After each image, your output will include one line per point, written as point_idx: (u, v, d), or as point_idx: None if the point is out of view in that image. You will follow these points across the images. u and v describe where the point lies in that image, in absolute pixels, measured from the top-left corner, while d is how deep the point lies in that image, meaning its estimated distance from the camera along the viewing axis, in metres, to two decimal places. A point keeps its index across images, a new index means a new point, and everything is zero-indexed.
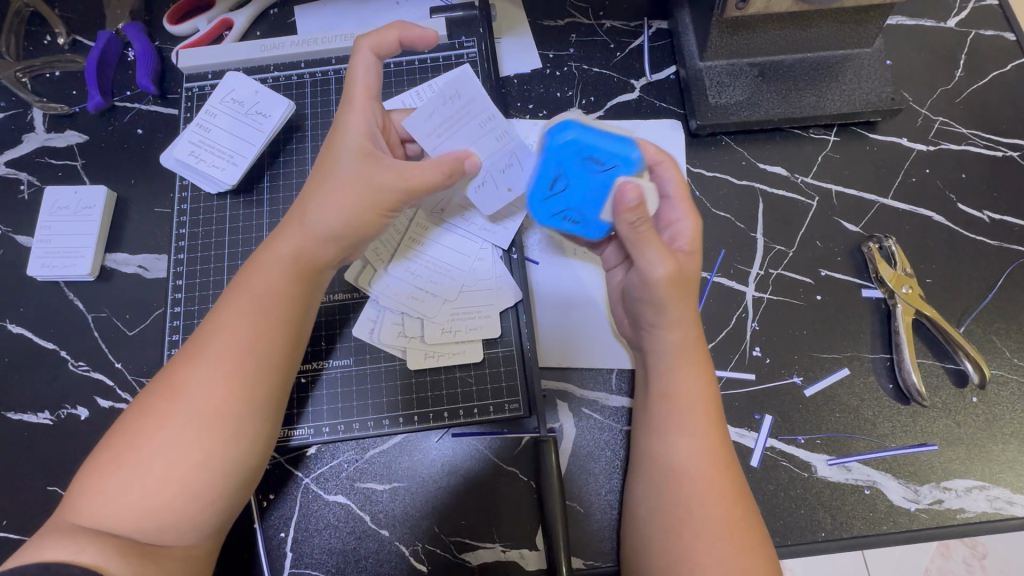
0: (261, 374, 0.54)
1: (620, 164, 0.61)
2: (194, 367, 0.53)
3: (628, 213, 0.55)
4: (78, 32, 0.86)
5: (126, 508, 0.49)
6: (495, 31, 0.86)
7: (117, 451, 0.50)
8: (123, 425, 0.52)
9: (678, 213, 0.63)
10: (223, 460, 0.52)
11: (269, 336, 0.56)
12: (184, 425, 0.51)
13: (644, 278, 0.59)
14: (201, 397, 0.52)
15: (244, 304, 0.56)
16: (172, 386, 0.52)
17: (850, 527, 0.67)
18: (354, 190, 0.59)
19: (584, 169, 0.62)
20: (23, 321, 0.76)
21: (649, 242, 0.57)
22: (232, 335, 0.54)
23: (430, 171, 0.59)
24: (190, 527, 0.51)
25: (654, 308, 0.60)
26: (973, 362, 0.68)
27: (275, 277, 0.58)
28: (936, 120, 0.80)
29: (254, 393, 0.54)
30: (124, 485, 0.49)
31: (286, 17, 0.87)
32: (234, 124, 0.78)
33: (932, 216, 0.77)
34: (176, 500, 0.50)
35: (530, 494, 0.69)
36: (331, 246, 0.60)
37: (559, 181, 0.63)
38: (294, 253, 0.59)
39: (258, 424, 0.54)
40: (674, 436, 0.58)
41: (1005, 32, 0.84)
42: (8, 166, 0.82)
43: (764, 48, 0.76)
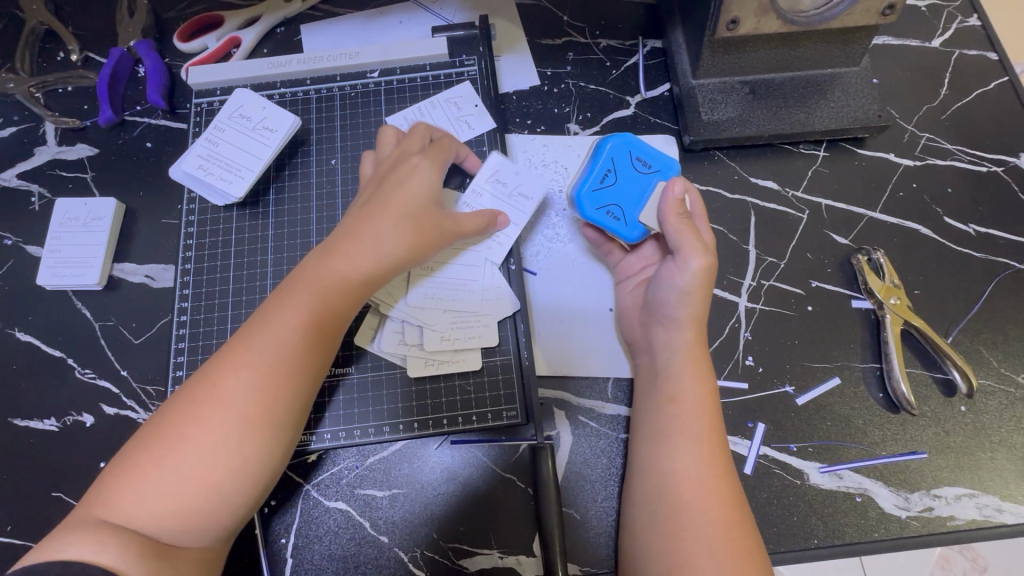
0: (305, 385, 0.57)
1: (660, 170, 0.70)
2: (239, 373, 0.54)
3: (675, 200, 0.66)
4: (91, 49, 0.89)
5: (157, 509, 0.50)
6: (495, 49, 0.89)
7: (156, 453, 0.51)
8: (161, 426, 0.53)
9: (699, 225, 0.68)
10: (258, 467, 0.54)
11: (309, 347, 0.57)
12: (225, 428, 0.53)
13: (682, 266, 0.64)
14: (242, 406, 0.53)
15: (288, 312, 0.58)
16: (216, 390, 0.54)
17: (842, 535, 0.68)
18: (371, 188, 0.67)
19: (631, 169, 0.70)
20: (32, 330, 0.78)
21: (689, 230, 0.64)
22: (275, 346, 0.56)
23: (426, 171, 0.68)
24: (213, 530, 0.52)
25: (684, 297, 0.64)
26: (960, 372, 0.70)
27: (320, 290, 0.59)
28: (922, 137, 0.83)
29: (295, 408, 0.56)
30: (163, 485, 0.51)
31: (293, 36, 0.90)
32: (242, 139, 0.80)
33: (919, 229, 0.79)
34: (211, 504, 0.51)
35: (528, 501, 0.70)
36: (376, 261, 0.62)
37: (610, 175, 0.70)
38: (341, 264, 0.61)
39: (292, 434, 0.56)
40: (679, 439, 0.60)
41: (988, 51, 0.87)
42: (21, 178, 0.84)
43: (754, 67, 0.78)
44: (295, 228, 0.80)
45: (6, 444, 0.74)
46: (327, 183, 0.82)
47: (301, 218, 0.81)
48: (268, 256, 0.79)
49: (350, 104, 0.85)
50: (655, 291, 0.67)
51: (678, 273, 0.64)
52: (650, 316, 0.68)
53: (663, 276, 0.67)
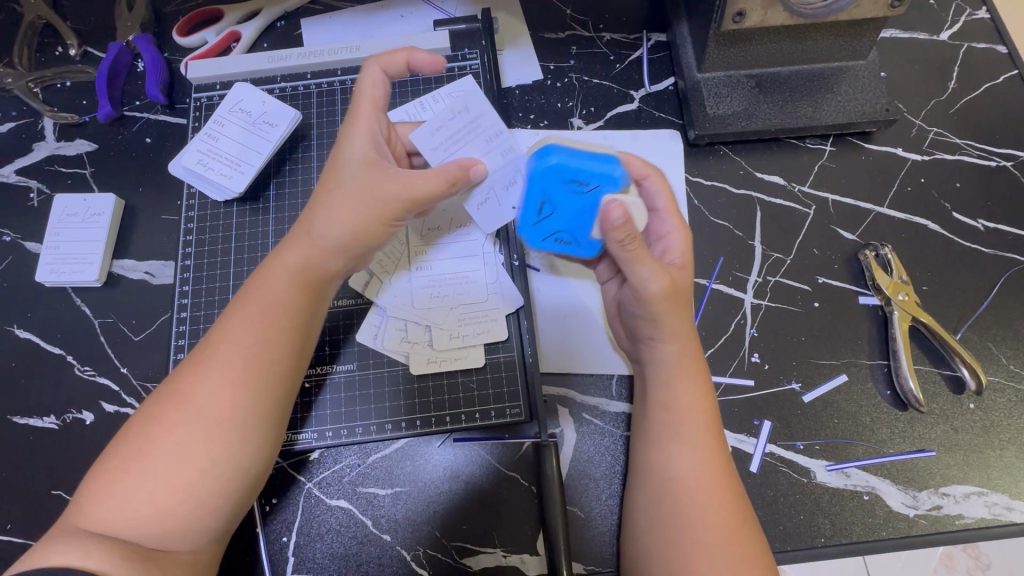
0: (270, 382, 0.55)
1: (601, 183, 0.59)
2: (201, 375, 0.54)
3: (619, 231, 0.55)
4: (89, 43, 0.88)
5: (133, 514, 0.49)
6: (497, 43, 0.88)
7: (127, 458, 0.51)
8: (132, 432, 0.53)
9: (668, 226, 0.64)
10: (230, 467, 0.52)
11: (273, 345, 0.56)
12: (189, 430, 0.52)
13: (637, 293, 0.59)
14: (207, 407, 0.52)
15: (254, 312, 0.56)
16: (181, 393, 0.53)
17: (849, 533, 0.67)
18: (358, 193, 0.59)
19: (569, 193, 0.60)
20: (30, 326, 0.77)
21: (639, 256, 0.57)
22: (239, 345, 0.55)
23: (430, 180, 0.59)
24: (196, 534, 0.52)
25: (649, 321, 0.60)
26: (969, 369, 0.68)
27: (284, 286, 0.58)
28: (930, 131, 0.82)
29: (260, 403, 0.54)
30: (133, 489, 0.50)
31: (293, 29, 0.89)
32: (242, 134, 0.79)
33: (927, 225, 0.78)
34: (182, 505, 0.50)
35: (531, 500, 0.69)
36: (337, 255, 0.60)
37: (547, 206, 0.61)
38: (303, 260, 0.59)
39: (260, 433, 0.54)
40: (674, 446, 0.59)
41: (997, 44, 0.86)
42: (19, 173, 0.83)
43: (760, 60, 0.77)
44: (296, 223, 0.80)
45: (4, 441, 0.73)
46: None
47: (302, 214, 0.80)
48: (269, 252, 0.79)
49: (351, 99, 0.84)
50: (626, 311, 0.64)
51: (637, 301, 0.60)
52: (631, 332, 0.65)
53: (628, 302, 0.63)
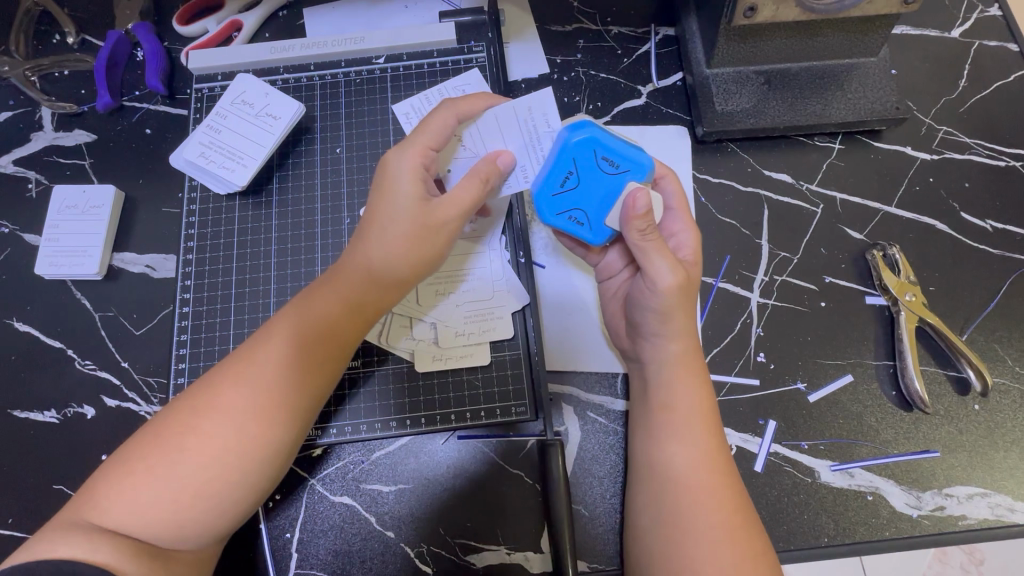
0: (309, 406, 0.55)
1: (631, 169, 0.59)
2: (241, 390, 0.53)
3: (638, 220, 0.57)
4: (87, 31, 0.86)
5: (150, 517, 0.49)
6: (504, 36, 0.86)
7: (153, 459, 0.50)
8: (160, 433, 0.51)
9: (679, 225, 0.64)
10: (257, 483, 0.53)
11: (315, 369, 0.56)
12: (223, 445, 0.51)
13: (651, 285, 0.59)
14: (241, 424, 0.52)
15: (296, 329, 0.56)
16: (218, 404, 0.52)
17: (852, 533, 0.67)
18: (410, 223, 0.58)
19: (595, 168, 0.60)
20: (30, 319, 0.77)
21: (656, 247, 0.58)
22: (278, 362, 0.54)
23: (469, 188, 0.59)
24: (206, 537, 0.51)
25: (659, 316, 0.60)
26: (975, 370, 0.68)
27: (323, 304, 0.58)
28: (940, 130, 0.81)
29: (296, 426, 0.54)
30: (156, 494, 0.49)
31: (296, 19, 0.88)
32: (244, 125, 0.78)
33: (935, 225, 0.77)
34: (203, 515, 0.50)
35: (535, 498, 0.69)
36: (384, 280, 0.60)
37: (570, 178, 0.60)
38: (352, 282, 0.59)
39: (291, 449, 0.54)
40: (673, 445, 0.59)
41: (1009, 43, 0.85)
42: (17, 164, 0.82)
43: (770, 56, 0.76)
44: (299, 218, 0.79)
45: (4, 435, 0.73)
46: (331, 172, 0.80)
47: (305, 208, 0.79)
48: (272, 247, 0.78)
49: (355, 92, 0.83)
50: (634, 305, 0.63)
51: (649, 293, 0.60)
52: (634, 328, 0.65)
53: (638, 293, 0.62)
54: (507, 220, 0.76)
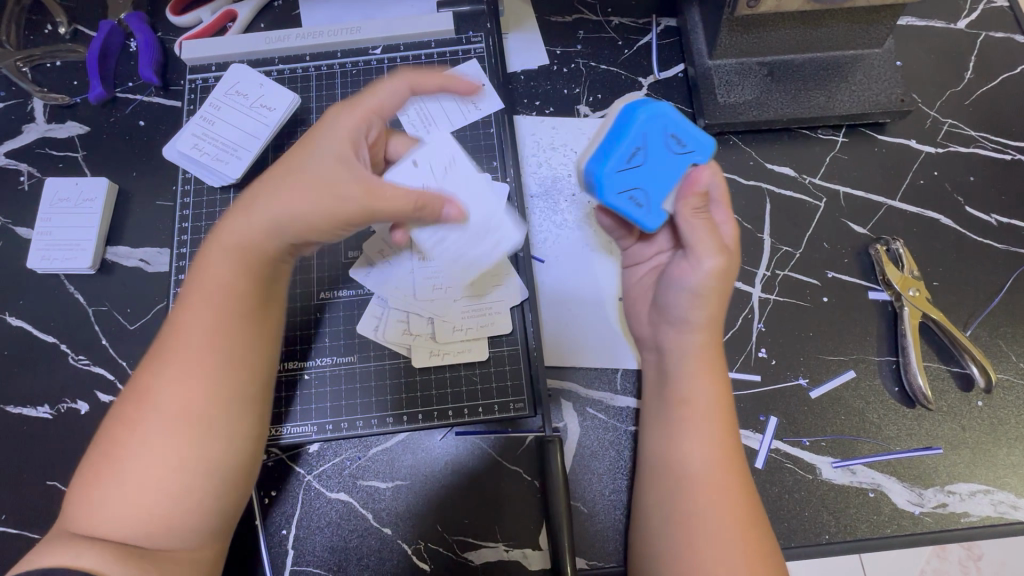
0: (242, 373, 0.53)
1: (698, 152, 0.58)
2: (168, 371, 0.51)
3: (695, 196, 0.58)
4: (80, 22, 0.85)
5: (119, 517, 0.48)
6: (503, 26, 0.85)
7: (102, 465, 0.49)
8: (106, 433, 0.51)
9: (721, 216, 0.61)
10: (214, 458, 0.51)
11: (243, 335, 0.54)
12: (162, 429, 0.50)
13: (696, 267, 0.58)
14: (168, 403, 0.50)
15: (196, 305, 0.54)
16: (146, 392, 0.51)
17: (853, 530, 0.66)
18: (319, 200, 0.56)
19: (664, 146, 0.57)
20: (23, 314, 0.76)
21: (705, 229, 0.58)
22: (206, 337, 0.52)
23: (400, 145, 0.69)
24: (193, 529, 0.50)
25: (694, 299, 0.59)
26: (978, 366, 0.67)
27: (252, 273, 0.55)
28: (945, 122, 0.80)
29: (231, 390, 0.52)
30: (117, 493, 0.49)
31: (291, 9, 0.86)
32: (240, 117, 0.77)
33: (940, 219, 0.76)
34: (172, 504, 0.49)
35: (534, 494, 0.68)
36: (271, 253, 0.57)
37: (638, 155, 0.56)
38: (232, 243, 0.56)
39: (243, 421, 0.53)
40: (685, 443, 0.58)
41: (1016, 34, 0.83)
42: (8, 156, 0.81)
43: (773, 47, 0.75)
44: None
45: None
46: None
47: None
48: None
49: (351, 83, 0.82)
50: (665, 287, 0.62)
51: (691, 274, 0.59)
52: (657, 312, 0.64)
53: (674, 273, 0.61)
54: None
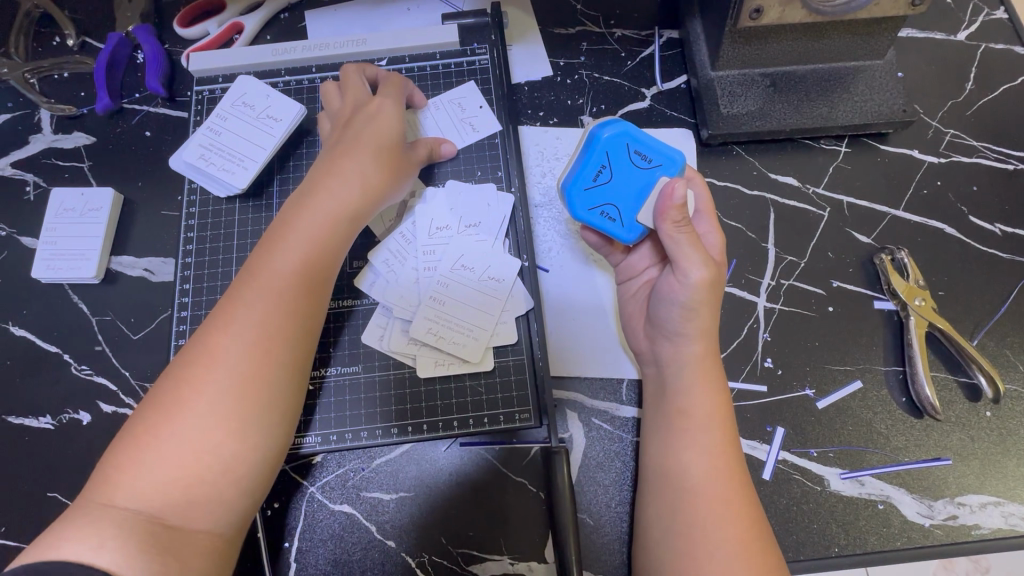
0: (297, 344, 0.55)
1: (664, 164, 0.62)
2: (231, 335, 0.53)
3: (675, 210, 0.58)
4: (88, 34, 0.86)
5: (158, 482, 0.47)
6: (507, 38, 0.86)
7: (153, 422, 0.49)
8: (158, 394, 0.51)
9: (704, 227, 0.64)
10: (260, 431, 0.52)
11: (303, 310, 0.57)
12: (219, 391, 0.50)
13: (682, 280, 0.58)
14: (234, 365, 0.52)
15: (277, 272, 0.57)
16: (209, 354, 0.52)
17: (863, 543, 0.65)
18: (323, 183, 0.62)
19: (628, 163, 0.63)
20: (26, 323, 0.76)
21: (690, 243, 0.58)
22: (272, 304, 0.55)
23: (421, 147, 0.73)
24: (222, 507, 0.49)
25: (685, 311, 0.60)
26: (987, 376, 0.67)
27: (309, 249, 0.59)
28: (947, 133, 0.80)
29: (289, 362, 0.54)
30: (163, 455, 0.48)
31: (297, 22, 0.87)
32: (246, 128, 0.77)
33: (944, 229, 0.76)
34: (214, 473, 0.49)
35: (539, 506, 0.67)
36: (327, 230, 0.61)
37: (604, 172, 0.63)
38: (295, 221, 0.60)
39: (290, 395, 0.54)
40: (689, 452, 0.58)
41: (1015, 46, 0.84)
42: (15, 166, 0.81)
43: (776, 59, 0.76)
44: None
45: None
46: None
47: None
48: None
49: None
50: (658, 300, 0.63)
51: (679, 287, 0.59)
52: (653, 325, 0.64)
53: (664, 288, 0.62)
54: (511, 223, 0.75)
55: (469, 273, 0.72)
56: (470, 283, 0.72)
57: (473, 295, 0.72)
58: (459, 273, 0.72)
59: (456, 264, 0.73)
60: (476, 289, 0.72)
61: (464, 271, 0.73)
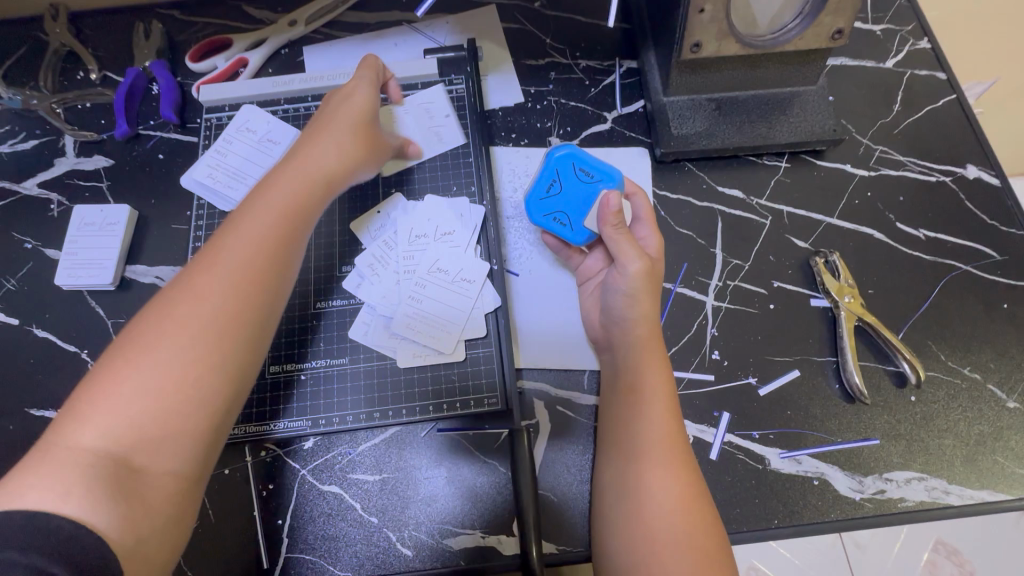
0: (260, 304, 0.59)
1: (604, 178, 0.74)
2: (195, 296, 0.56)
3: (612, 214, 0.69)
4: (109, 68, 0.97)
5: (115, 428, 0.50)
6: (483, 69, 0.96)
7: (113, 372, 0.52)
8: (120, 348, 0.54)
9: (646, 232, 0.74)
10: (218, 382, 0.55)
11: (267, 274, 0.60)
12: (179, 345, 0.54)
13: (622, 272, 0.69)
14: (197, 323, 0.55)
15: (237, 242, 0.60)
16: (172, 312, 0.55)
17: (800, 515, 0.72)
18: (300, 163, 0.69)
19: (576, 178, 0.75)
20: (48, 326, 0.84)
21: (626, 240, 0.69)
22: (236, 267, 0.59)
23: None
24: (177, 453, 0.52)
25: (628, 299, 0.70)
26: (910, 364, 0.75)
27: (277, 221, 0.63)
28: (876, 149, 0.90)
29: (250, 321, 0.58)
30: (121, 402, 0.51)
31: (296, 56, 0.98)
32: (249, 150, 0.88)
33: (873, 234, 0.85)
34: (171, 420, 0.52)
35: (508, 484, 0.75)
36: (298, 204, 0.66)
37: (555, 186, 0.76)
38: (271, 197, 0.65)
39: (251, 354, 0.58)
40: (635, 424, 0.65)
41: (937, 72, 0.94)
42: (41, 186, 0.91)
43: (719, 86, 0.86)
44: None
45: (22, 432, 0.79)
46: None
47: None
48: None
49: None
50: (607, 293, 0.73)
51: (620, 279, 0.70)
52: (605, 316, 0.74)
53: (610, 282, 0.72)
54: (482, 231, 0.84)
55: (444, 275, 0.81)
56: (445, 284, 0.81)
57: (447, 294, 0.80)
58: (434, 275, 0.81)
59: (432, 267, 0.82)
60: (449, 289, 0.81)
61: (440, 274, 0.81)
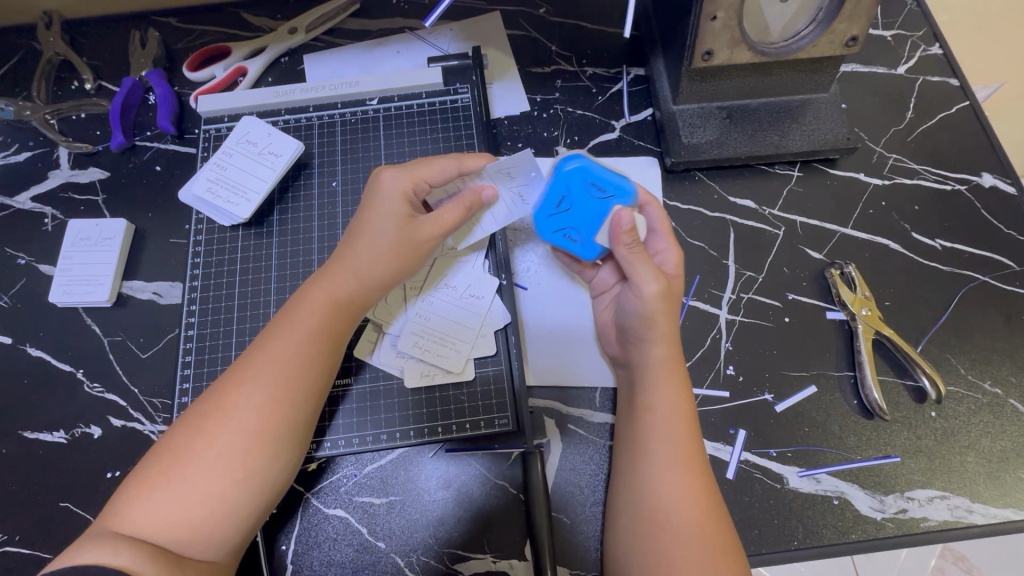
0: (303, 402, 0.61)
1: (615, 194, 0.71)
2: (243, 391, 0.59)
3: (625, 234, 0.66)
4: (104, 78, 0.94)
5: (167, 518, 0.54)
6: (488, 77, 0.94)
7: (170, 462, 0.56)
8: (175, 438, 0.58)
9: (663, 245, 0.71)
10: (263, 477, 0.58)
11: (312, 369, 0.62)
12: (229, 442, 0.57)
13: (636, 292, 0.67)
14: (245, 419, 0.58)
15: (286, 339, 0.63)
16: (223, 405, 0.58)
17: (820, 536, 0.70)
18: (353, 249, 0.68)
19: (586, 194, 0.72)
20: (42, 344, 0.81)
21: (641, 260, 0.66)
22: (284, 363, 0.61)
23: (454, 211, 0.69)
24: (220, 541, 0.56)
25: (644, 320, 0.67)
26: (930, 379, 0.73)
27: (323, 315, 0.65)
28: (890, 157, 0.88)
29: (294, 418, 0.60)
30: (175, 494, 0.55)
31: (296, 65, 0.96)
32: (249, 163, 0.85)
33: (888, 245, 0.83)
34: (218, 512, 0.56)
35: (519, 506, 0.72)
36: (350, 296, 0.67)
37: (564, 202, 0.72)
38: (322, 292, 0.66)
39: (294, 445, 0.60)
40: (652, 446, 0.63)
41: (950, 78, 0.93)
42: (34, 200, 0.88)
43: (730, 94, 0.84)
44: (297, 245, 0.84)
45: (16, 455, 0.76)
46: (328, 205, 0.86)
47: (304, 238, 0.85)
48: (272, 274, 0.83)
49: (350, 131, 0.90)
50: (623, 312, 0.71)
51: (636, 300, 0.67)
52: (623, 333, 0.71)
53: (626, 301, 0.70)
54: (490, 244, 0.82)
55: (451, 292, 0.79)
56: (452, 300, 0.79)
57: (454, 311, 0.78)
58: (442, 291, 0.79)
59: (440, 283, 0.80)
60: (457, 305, 0.78)
61: (447, 290, 0.79)
